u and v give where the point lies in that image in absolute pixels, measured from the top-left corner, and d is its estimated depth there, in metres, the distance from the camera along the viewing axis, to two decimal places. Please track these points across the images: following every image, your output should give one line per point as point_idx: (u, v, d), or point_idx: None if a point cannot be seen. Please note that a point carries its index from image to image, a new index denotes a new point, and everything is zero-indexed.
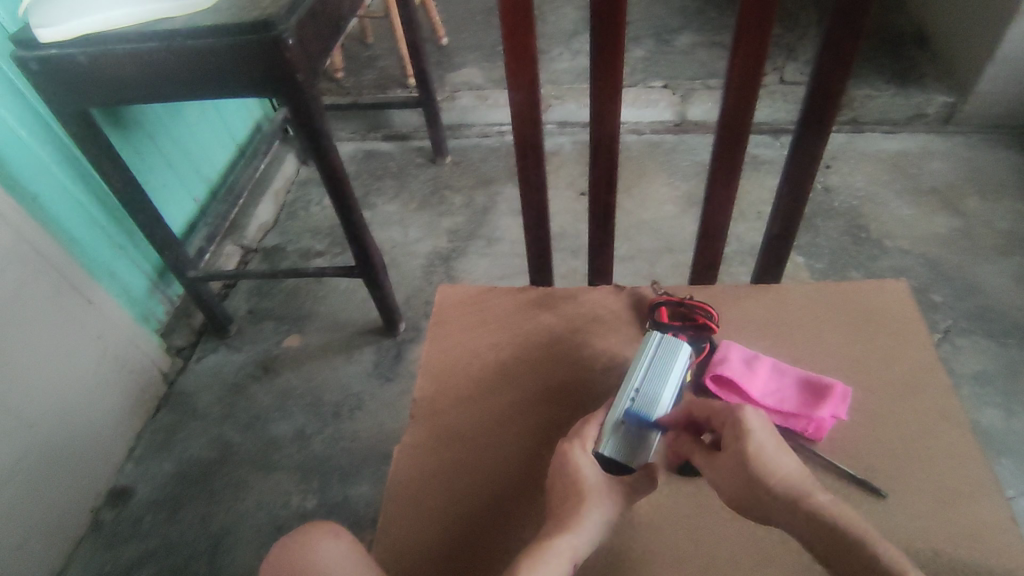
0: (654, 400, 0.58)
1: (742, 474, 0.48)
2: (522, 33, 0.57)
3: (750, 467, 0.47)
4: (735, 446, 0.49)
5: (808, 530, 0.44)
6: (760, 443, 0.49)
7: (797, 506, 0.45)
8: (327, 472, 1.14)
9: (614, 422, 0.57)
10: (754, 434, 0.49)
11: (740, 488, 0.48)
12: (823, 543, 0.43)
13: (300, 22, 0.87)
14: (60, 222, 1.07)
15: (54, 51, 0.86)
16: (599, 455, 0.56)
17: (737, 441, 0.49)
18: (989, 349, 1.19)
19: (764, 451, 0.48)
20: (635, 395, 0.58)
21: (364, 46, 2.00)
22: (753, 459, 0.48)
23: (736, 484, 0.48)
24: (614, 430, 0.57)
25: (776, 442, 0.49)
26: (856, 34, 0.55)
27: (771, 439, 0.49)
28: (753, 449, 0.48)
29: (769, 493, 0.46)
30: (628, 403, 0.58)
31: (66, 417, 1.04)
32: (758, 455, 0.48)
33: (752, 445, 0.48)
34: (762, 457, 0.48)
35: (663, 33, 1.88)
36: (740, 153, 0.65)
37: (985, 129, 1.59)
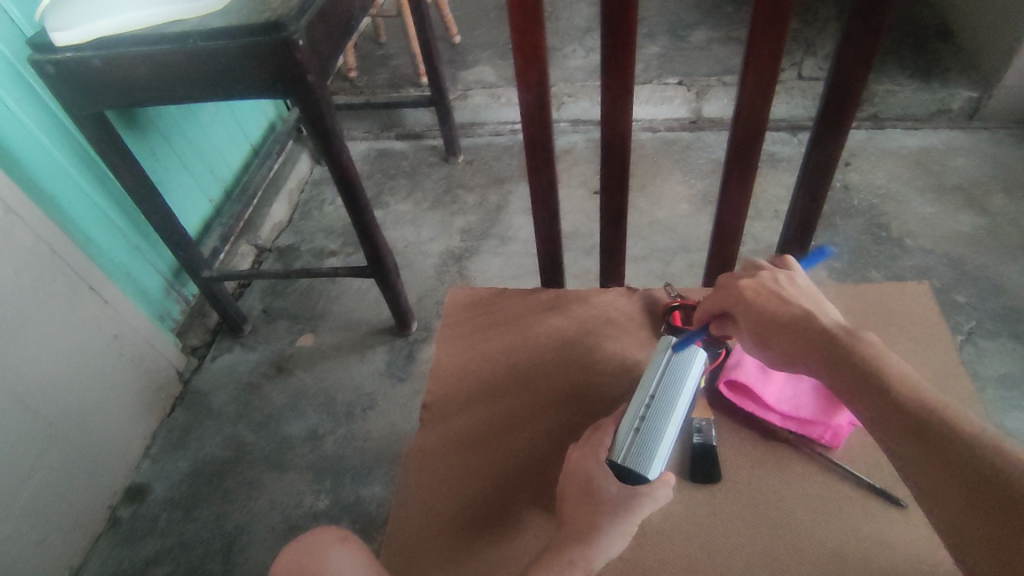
0: (671, 403, 0.55)
1: (768, 321, 0.53)
2: (532, 33, 0.55)
3: (763, 329, 0.53)
4: (761, 296, 0.54)
5: (838, 371, 0.46)
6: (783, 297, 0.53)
7: (830, 348, 0.47)
8: (340, 472, 1.15)
9: (627, 430, 0.55)
10: (776, 286, 0.54)
11: (770, 335, 0.53)
12: (858, 382, 0.45)
13: (311, 22, 0.87)
14: (76, 223, 1.08)
15: (70, 54, 0.87)
16: (612, 464, 0.54)
17: (763, 294, 0.54)
18: (1016, 351, 1.15)
19: (789, 303, 0.52)
20: (651, 402, 0.56)
21: (377, 46, 2.00)
22: (784, 312, 0.52)
23: (760, 331, 0.54)
24: (626, 436, 0.54)
25: (796, 293, 0.54)
26: (876, 28, 0.53)
27: (794, 290, 0.54)
28: (778, 306, 0.53)
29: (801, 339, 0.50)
30: (642, 410, 0.55)
31: (83, 416, 1.06)
32: (786, 306, 0.52)
33: (780, 296, 0.53)
34: (789, 307, 0.52)
35: (677, 29, 1.86)
36: (757, 152, 0.63)
37: (1011, 124, 1.55)
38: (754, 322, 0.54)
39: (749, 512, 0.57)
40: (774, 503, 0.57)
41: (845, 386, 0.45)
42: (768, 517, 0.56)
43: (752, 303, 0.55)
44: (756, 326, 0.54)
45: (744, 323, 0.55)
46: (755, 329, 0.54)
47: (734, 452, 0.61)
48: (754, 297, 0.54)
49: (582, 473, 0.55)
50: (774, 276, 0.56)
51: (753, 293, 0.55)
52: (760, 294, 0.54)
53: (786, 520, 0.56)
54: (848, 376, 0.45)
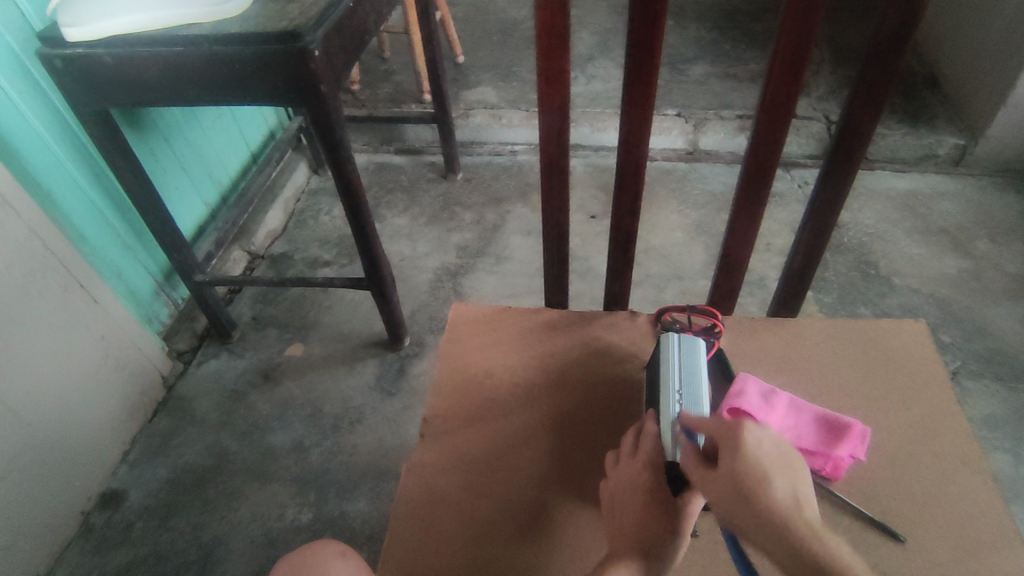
0: (698, 396, 0.57)
1: (745, 505, 0.38)
2: (557, 58, 0.56)
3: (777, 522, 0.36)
4: (741, 468, 0.38)
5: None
6: (781, 488, 0.37)
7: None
8: (325, 487, 1.12)
9: (673, 428, 0.55)
10: (756, 449, 0.38)
11: (744, 523, 0.38)
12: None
13: (327, 34, 0.88)
14: (71, 220, 1.07)
15: (81, 49, 0.86)
16: (669, 465, 0.53)
17: (749, 464, 0.38)
18: (998, 392, 1.18)
19: (774, 482, 0.37)
20: (680, 397, 0.57)
21: (381, 61, 2.01)
22: (775, 511, 0.37)
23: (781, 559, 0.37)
24: (676, 433, 0.54)
25: (778, 465, 0.38)
26: (890, 73, 0.55)
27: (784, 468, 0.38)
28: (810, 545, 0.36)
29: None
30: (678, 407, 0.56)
31: (62, 416, 1.03)
32: (769, 488, 0.37)
33: (758, 472, 0.38)
34: (767, 491, 0.37)
35: (677, 62, 1.90)
36: (768, 186, 0.64)
37: (993, 172, 1.60)
38: (725, 498, 0.39)
39: None
40: None
41: None
42: None
43: (730, 479, 0.39)
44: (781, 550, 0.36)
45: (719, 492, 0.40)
46: (726, 496, 0.39)
47: None
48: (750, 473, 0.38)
49: (608, 486, 0.56)
50: (761, 433, 0.39)
51: (736, 458, 0.38)
52: (749, 461, 0.38)
53: None
54: None
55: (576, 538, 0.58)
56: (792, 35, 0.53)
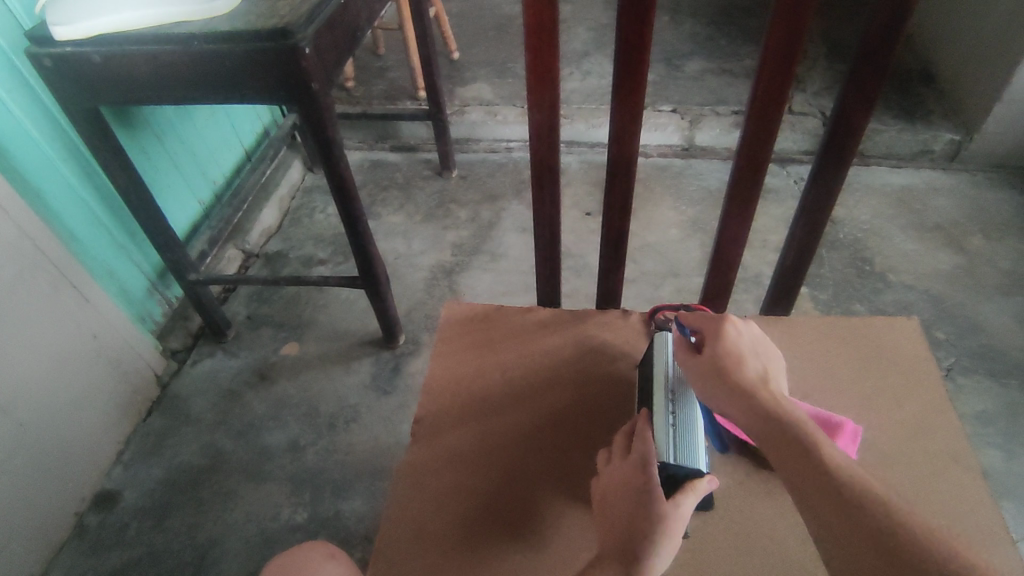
0: (688, 400, 0.57)
1: (723, 375, 0.54)
2: (546, 56, 0.56)
3: (731, 365, 0.54)
4: (723, 346, 0.56)
5: (771, 425, 0.51)
6: (744, 356, 0.55)
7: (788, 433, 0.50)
8: (319, 486, 1.12)
9: (666, 429, 0.55)
10: (734, 335, 0.56)
11: (719, 385, 0.54)
12: (798, 455, 0.48)
13: (318, 31, 0.87)
14: (62, 219, 1.06)
15: (70, 48, 0.86)
16: (663, 466, 0.53)
17: (728, 345, 0.56)
18: (992, 388, 1.18)
19: (746, 359, 0.55)
20: (673, 398, 0.57)
21: (375, 57, 2.00)
22: (741, 368, 0.54)
23: (723, 395, 0.54)
24: (669, 435, 0.54)
25: (751, 349, 0.56)
26: (881, 69, 0.55)
27: (751, 350, 0.56)
28: (750, 387, 0.53)
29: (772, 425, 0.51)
30: (670, 409, 0.56)
31: (55, 417, 1.02)
32: (740, 365, 0.54)
33: (735, 349, 0.55)
34: (740, 365, 0.54)
35: (673, 58, 1.90)
36: (759, 183, 0.64)
37: (989, 168, 1.60)
38: (709, 372, 0.55)
39: (742, 541, 0.56)
40: (767, 531, 0.57)
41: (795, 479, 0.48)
42: (761, 547, 0.56)
43: (713, 354, 0.55)
44: (725, 385, 0.54)
45: (702, 364, 0.56)
46: (705, 372, 0.56)
47: (727, 479, 0.61)
48: (722, 350, 0.55)
49: (599, 485, 0.55)
50: (742, 327, 0.57)
51: (719, 342, 0.56)
52: (728, 346, 0.55)
53: (777, 551, 0.56)
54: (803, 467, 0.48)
55: (567, 537, 0.58)
56: (782, 31, 0.53)
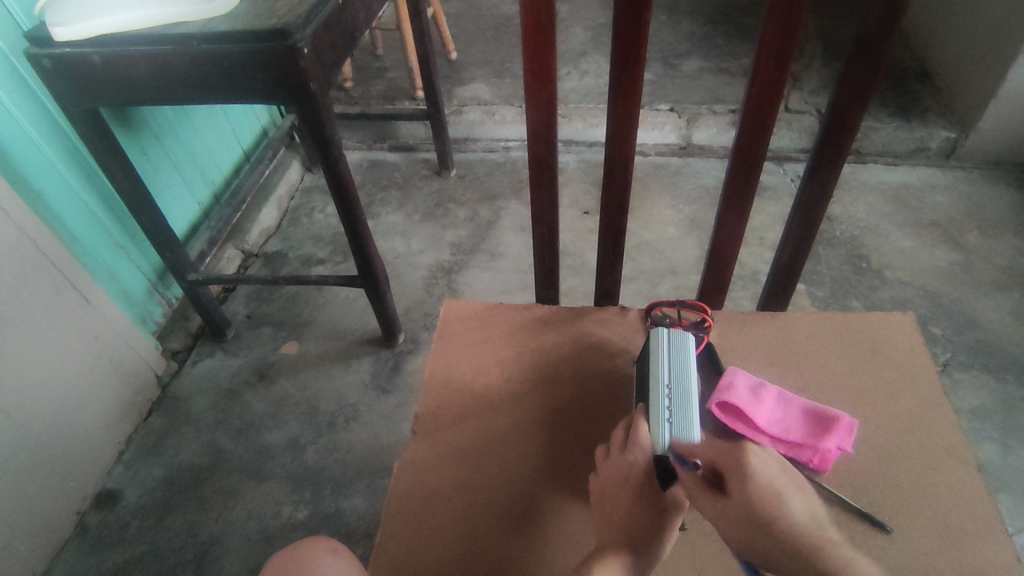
0: (686, 391, 0.58)
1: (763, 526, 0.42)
2: (542, 55, 0.56)
3: (767, 515, 0.42)
4: (751, 488, 0.43)
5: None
6: (780, 495, 0.43)
7: None
8: (320, 484, 1.13)
9: (662, 422, 0.55)
10: (761, 472, 0.44)
11: (762, 544, 0.42)
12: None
13: (316, 31, 0.87)
14: (63, 220, 1.06)
15: (70, 49, 0.86)
16: (660, 459, 0.53)
17: (760, 487, 0.44)
18: (988, 383, 1.19)
19: (787, 503, 0.42)
20: (669, 391, 0.58)
21: (373, 57, 2.01)
22: (782, 515, 0.42)
23: (764, 550, 0.42)
24: (666, 428, 0.55)
25: (785, 486, 0.44)
26: (875, 65, 0.55)
27: (784, 482, 0.44)
28: (797, 534, 0.41)
29: None
30: (667, 402, 0.57)
31: (57, 416, 1.03)
32: (782, 509, 0.42)
33: (768, 490, 0.43)
34: (782, 510, 0.42)
35: (670, 57, 1.90)
36: (755, 180, 0.65)
37: (985, 165, 1.61)
38: (744, 524, 0.43)
39: None
40: None
41: None
42: None
43: (743, 498, 0.43)
44: (758, 538, 0.42)
45: (733, 514, 0.44)
46: (737, 523, 0.44)
47: None
48: (745, 489, 0.44)
49: (597, 479, 0.56)
50: (763, 456, 0.46)
51: (742, 481, 0.44)
52: (756, 485, 0.44)
53: None
54: None
55: (567, 530, 0.58)
56: (776, 28, 0.53)
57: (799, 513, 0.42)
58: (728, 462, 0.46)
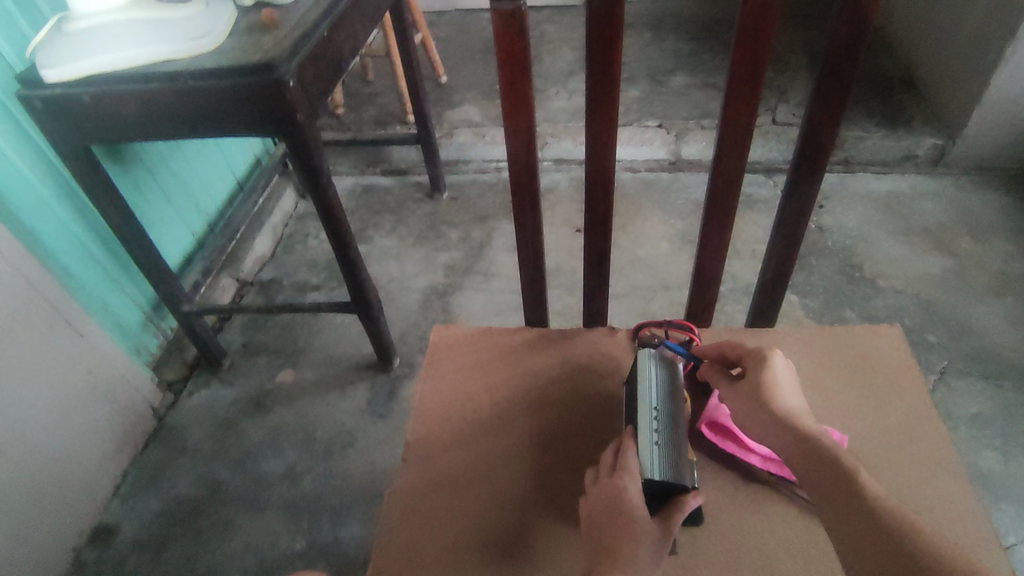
0: (672, 414, 0.58)
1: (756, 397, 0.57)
2: (519, 84, 0.57)
3: (761, 389, 0.57)
4: (764, 378, 0.58)
5: (805, 453, 0.53)
6: (779, 384, 0.58)
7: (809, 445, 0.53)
8: (317, 512, 1.12)
9: (650, 444, 0.56)
10: (776, 370, 0.58)
11: (754, 416, 0.57)
12: (835, 484, 0.50)
13: (302, 64, 0.89)
14: (57, 256, 1.07)
15: (60, 89, 0.87)
16: (648, 483, 0.54)
17: (770, 378, 0.58)
18: (985, 390, 1.18)
19: (780, 389, 0.57)
20: (657, 414, 0.58)
21: (365, 84, 2.03)
22: (771, 392, 0.57)
23: (750, 410, 0.58)
24: (653, 451, 0.55)
25: (789, 384, 0.58)
26: (845, 83, 0.56)
27: (791, 380, 0.59)
28: (776, 403, 0.56)
29: (794, 438, 0.54)
30: (654, 424, 0.57)
31: (52, 453, 1.02)
32: (776, 392, 0.57)
33: (773, 382, 0.58)
34: (776, 391, 0.57)
35: (658, 74, 1.93)
36: (735, 199, 0.65)
37: (973, 171, 1.62)
38: (744, 394, 0.59)
39: (731, 555, 0.56)
40: (755, 543, 0.57)
41: (816, 485, 0.51)
42: (750, 560, 0.56)
43: (752, 382, 0.58)
44: (750, 403, 0.58)
45: (739, 388, 0.59)
46: (740, 395, 0.59)
47: (717, 492, 0.61)
48: (759, 374, 0.58)
49: (586, 503, 0.55)
50: (780, 360, 0.60)
51: (757, 368, 0.59)
52: (765, 373, 0.58)
53: (767, 563, 0.56)
54: (819, 475, 0.51)
55: (558, 557, 0.58)
56: (745, 51, 0.54)
57: (789, 398, 0.57)
58: (744, 354, 0.61)
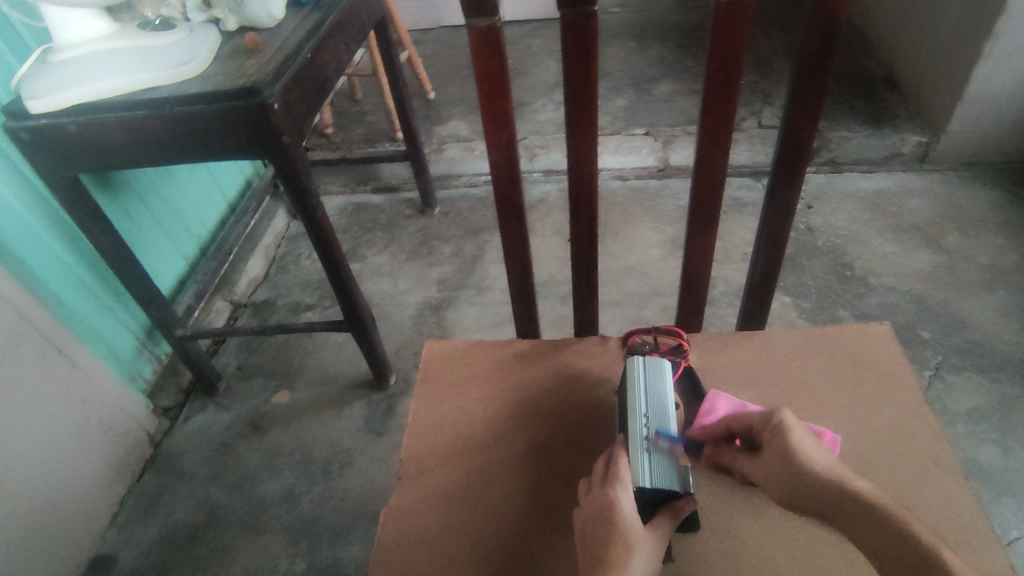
0: (664, 419, 0.58)
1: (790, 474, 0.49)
2: (499, 98, 0.58)
3: (794, 459, 0.49)
4: (787, 445, 0.50)
5: (869, 531, 0.45)
6: (806, 449, 0.49)
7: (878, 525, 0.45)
8: (317, 534, 1.11)
9: (641, 452, 0.56)
10: (797, 433, 0.50)
11: (795, 492, 0.49)
12: (911, 568, 0.43)
13: (286, 86, 0.90)
14: (48, 285, 1.07)
15: (46, 120, 0.87)
16: (639, 491, 0.54)
17: (793, 443, 0.50)
18: (981, 383, 1.19)
19: (813, 454, 0.49)
20: (647, 420, 0.58)
21: (353, 103, 2.05)
22: (806, 461, 0.49)
23: (789, 485, 0.49)
24: (644, 458, 0.55)
25: (814, 443, 0.50)
26: (819, 88, 0.57)
27: (812, 437, 0.50)
28: (816, 470, 0.48)
29: (858, 518, 0.46)
30: (645, 431, 0.57)
31: (48, 484, 1.02)
32: (810, 458, 0.49)
33: (800, 448, 0.49)
34: (811, 457, 0.49)
35: (643, 82, 1.94)
36: (717, 205, 0.66)
37: (958, 166, 1.63)
38: (777, 470, 0.50)
39: (730, 560, 0.56)
40: (753, 547, 0.57)
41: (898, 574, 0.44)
42: (749, 565, 0.56)
43: (777, 451, 0.51)
44: (786, 478, 0.50)
45: (768, 463, 0.51)
46: (773, 470, 0.51)
47: (712, 497, 0.60)
48: (782, 444, 0.50)
49: (579, 514, 0.55)
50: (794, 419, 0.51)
51: (779, 438, 0.51)
52: (789, 440, 0.50)
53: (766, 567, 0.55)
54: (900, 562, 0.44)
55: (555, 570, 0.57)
56: (719, 60, 0.55)
57: (824, 461, 0.49)
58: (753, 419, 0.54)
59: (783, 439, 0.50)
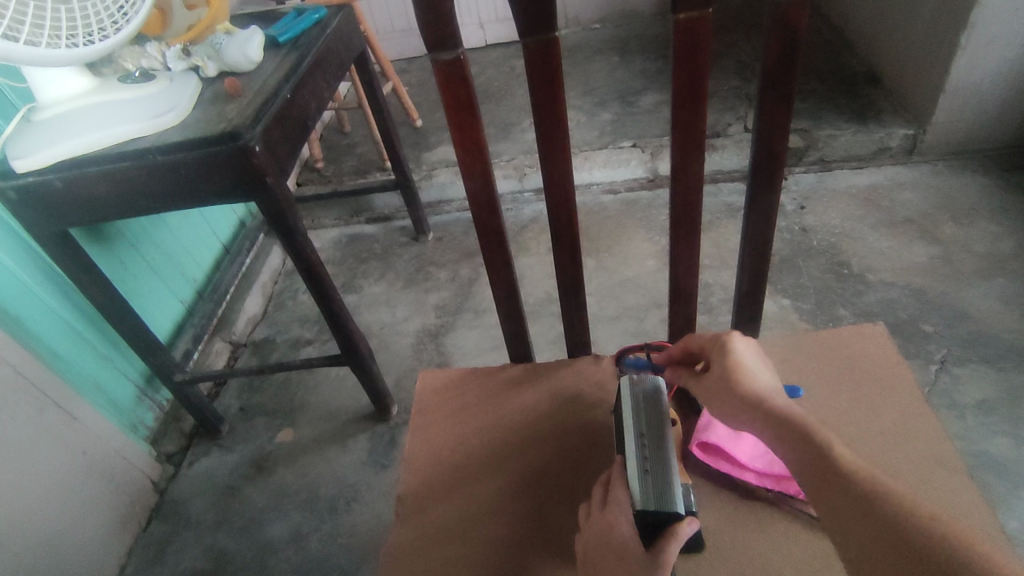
0: (660, 437, 0.57)
1: (728, 390, 0.53)
2: (470, 128, 0.58)
3: (733, 376, 0.53)
4: (728, 363, 0.54)
5: (787, 433, 0.48)
6: (749, 368, 0.53)
7: (792, 426, 0.48)
8: (326, 573, 1.10)
9: (638, 473, 0.55)
10: (741, 356, 0.54)
11: (728, 404, 0.53)
12: (817, 466, 0.46)
13: (266, 128, 0.90)
14: (44, 341, 1.07)
15: (32, 178, 0.88)
16: (641, 515, 0.53)
17: (735, 363, 0.54)
18: (989, 374, 1.17)
19: (752, 374, 0.53)
20: (643, 439, 0.57)
21: (342, 136, 2.07)
22: (744, 379, 0.53)
23: (723, 398, 0.53)
24: (641, 479, 0.54)
25: (757, 366, 0.54)
26: (787, 95, 0.57)
27: (755, 362, 0.54)
28: (749, 385, 0.52)
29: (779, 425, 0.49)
30: (641, 451, 0.56)
31: (52, 541, 1.01)
32: (748, 377, 0.53)
33: (742, 367, 0.53)
34: (750, 377, 0.53)
35: (627, 95, 1.96)
36: (698, 218, 0.65)
37: (948, 156, 1.63)
38: (716, 389, 0.54)
39: None
40: (760, 562, 0.55)
41: (806, 466, 0.47)
42: None
43: (719, 372, 0.54)
44: (723, 394, 0.53)
45: (710, 385, 0.55)
46: (715, 388, 0.54)
47: (715, 515, 0.59)
48: (726, 364, 0.54)
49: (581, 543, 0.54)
50: (742, 344, 0.55)
51: (723, 360, 0.54)
52: (733, 359, 0.54)
53: None
54: (812, 458, 0.46)
55: None
56: (684, 76, 0.55)
57: (762, 382, 0.52)
58: (700, 341, 0.58)
59: (727, 360, 0.54)
